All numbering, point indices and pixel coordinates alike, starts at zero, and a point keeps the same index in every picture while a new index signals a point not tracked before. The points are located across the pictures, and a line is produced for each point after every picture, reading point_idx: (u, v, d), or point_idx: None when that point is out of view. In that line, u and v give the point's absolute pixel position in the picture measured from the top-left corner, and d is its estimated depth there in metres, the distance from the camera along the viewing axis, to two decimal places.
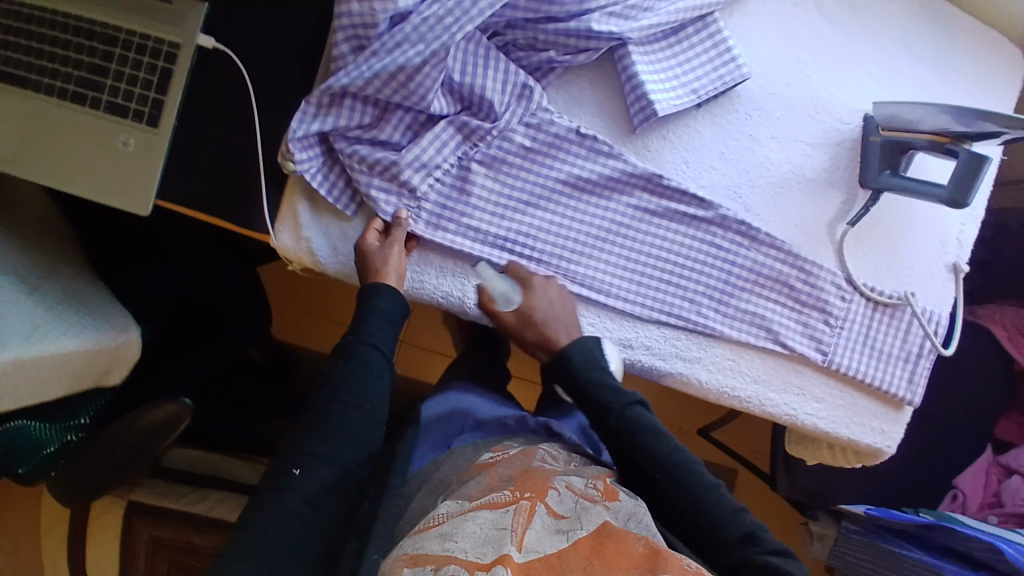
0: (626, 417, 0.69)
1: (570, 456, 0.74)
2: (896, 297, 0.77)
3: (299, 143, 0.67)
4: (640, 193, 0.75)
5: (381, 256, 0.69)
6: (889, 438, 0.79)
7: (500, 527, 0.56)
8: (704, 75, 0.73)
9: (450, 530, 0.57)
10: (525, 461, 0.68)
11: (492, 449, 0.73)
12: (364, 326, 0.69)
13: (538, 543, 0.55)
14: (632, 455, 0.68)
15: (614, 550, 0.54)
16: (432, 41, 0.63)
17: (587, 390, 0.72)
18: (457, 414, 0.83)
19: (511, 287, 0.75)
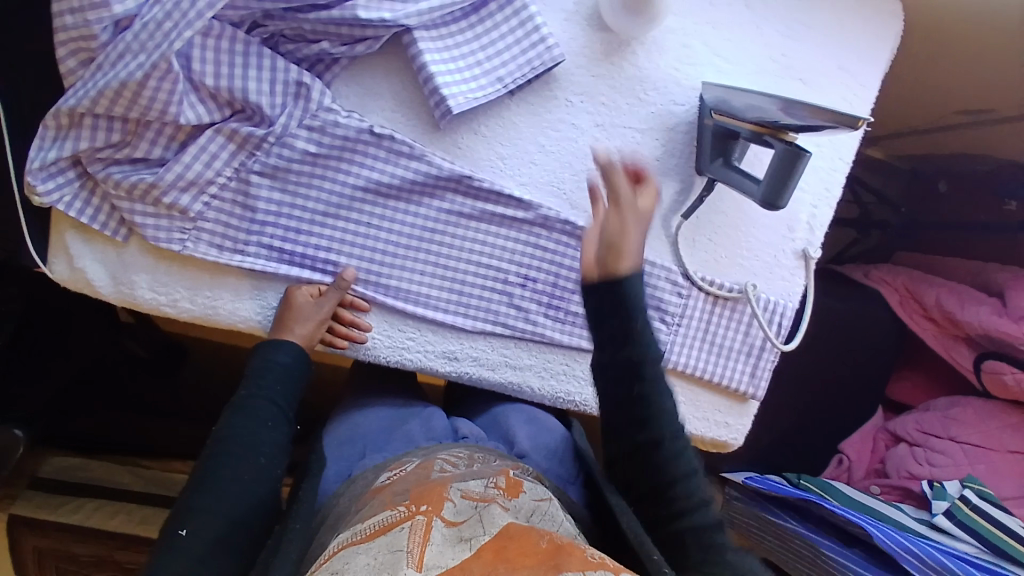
0: (641, 370, 0.53)
1: (471, 455, 0.74)
2: (737, 289, 0.73)
3: (42, 173, 0.60)
4: (452, 195, 0.68)
5: (310, 316, 0.66)
6: (735, 431, 0.77)
7: (392, 549, 0.51)
8: (510, 59, 0.64)
9: (340, 566, 0.51)
10: (423, 475, 0.64)
11: (389, 469, 0.69)
12: (253, 382, 0.65)
13: (440, 557, 0.49)
14: (633, 440, 0.53)
15: (516, 549, 0.50)
16: (152, 51, 0.55)
17: (608, 311, 0.53)
18: (348, 439, 0.82)
19: (396, 319, 0.70)
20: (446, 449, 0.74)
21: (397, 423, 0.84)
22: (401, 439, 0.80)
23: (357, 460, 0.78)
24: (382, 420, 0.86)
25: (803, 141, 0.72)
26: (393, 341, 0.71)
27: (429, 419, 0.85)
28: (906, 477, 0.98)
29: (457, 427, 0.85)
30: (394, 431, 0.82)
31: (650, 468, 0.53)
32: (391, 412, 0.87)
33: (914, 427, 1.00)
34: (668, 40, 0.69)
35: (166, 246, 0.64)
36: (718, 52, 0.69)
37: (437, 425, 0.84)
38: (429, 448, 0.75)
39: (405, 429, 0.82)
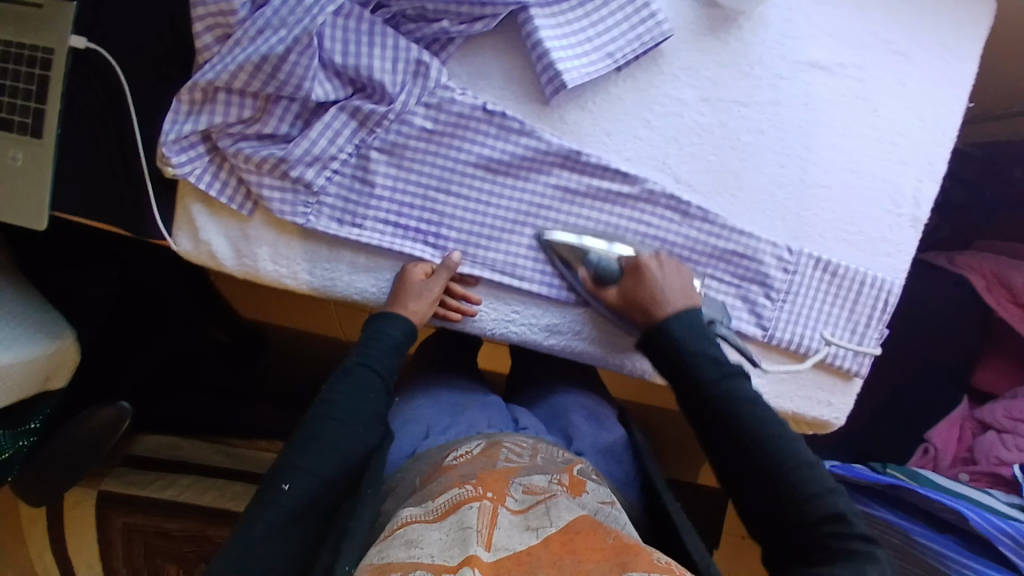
0: (716, 394, 0.60)
1: (536, 444, 0.75)
2: (847, 268, 0.72)
3: (176, 145, 0.63)
4: (560, 170, 0.69)
5: (422, 294, 0.68)
6: (838, 410, 0.76)
7: (463, 527, 0.56)
8: (619, 35, 0.66)
9: (416, 537, 0.57)
10: (488, 462, 0.68)
11: (456, 450, 0.72)
12: (360, 347, 0.70)
13: (508, 542, 0.55)
14: (746, 453, 0.58)
15: (583, 543, 0.54)
16: (293, 26, 0.58)
17: (683, 357, 0.63)
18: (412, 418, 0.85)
19: (501, 295, 0.72)
20: (512, 436, 0.76)
21: (461, 408, 0.86)
22: (464, 425, 0.82)
23: (422, 440, 0.80)
24: (446, 404, 0.87)
25: (908, 113, 0.72)
26: (498, 318, 0.72)
27: (489, 407, 0.87)
28: (995, 463, 0.95)
29: (516, 417, 0.87)
30: (457, 417, 0.83)
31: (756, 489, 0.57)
32: (450, 397, 0.89)
33: (1003, 414, 0.97)
34: (776, 16, 0.69)
35: (291, 219, 0.67)
36: (823, 26, 0.70)
37: (498, 415, 0.85)
38: (493, 433, 0.77)
39: (467, 415, 0.84)
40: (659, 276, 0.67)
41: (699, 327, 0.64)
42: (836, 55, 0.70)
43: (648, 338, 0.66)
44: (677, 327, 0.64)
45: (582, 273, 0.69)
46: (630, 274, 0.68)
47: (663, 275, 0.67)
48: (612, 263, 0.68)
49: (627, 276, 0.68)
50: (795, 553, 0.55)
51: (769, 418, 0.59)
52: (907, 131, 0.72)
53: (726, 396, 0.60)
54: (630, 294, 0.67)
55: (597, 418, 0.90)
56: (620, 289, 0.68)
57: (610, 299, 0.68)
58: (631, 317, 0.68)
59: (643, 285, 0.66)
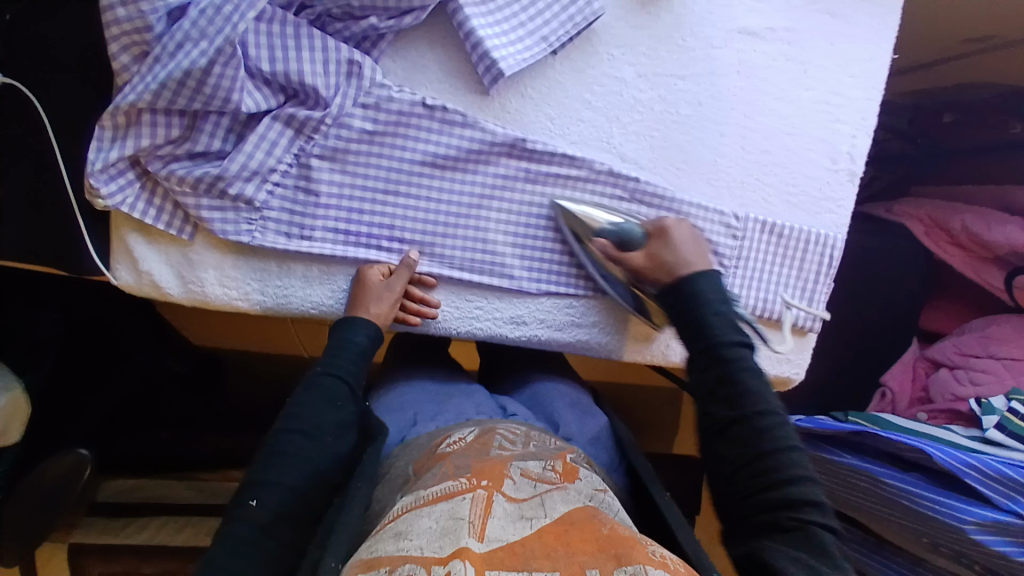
0: (727, 355, 0.56)
1: (529, 433, 0.74)
2: (793, 228, 0.74)
3: (103, 174, 0.59)
4: (506, 160, 0.69)
5: (384, 294, 0.66)
6: (797, 366, 0.78)
7: (455, 517, 0.56)
8: (552, 17, 0.65)
9: (404, 528, 0.56)
10: (482, 449, 0.68)
11: (446, 436, 0.71)
12: (325, 357, 0.67)
13: (501, 533, 0.55)
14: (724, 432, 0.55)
15: (575, 535, 0.54)
16: (214, 36, 0.55)
17: (696, 316, 0.58)
18: (397, 408, 0.85)
19: (464, 292, 0.71)
20: (505, 423, 0.76)
21: (445, 398, 0.86)
22: (451, 413, 0.82)
23: (410, 427, 0.80)
24: (428, 394, 0.88)
25: (835, 71, 0.74)
26: (469, 310, 0.71)
27: (476, 396, 0.87)
28: (953, 400, 0.98)
29: (503, 404, 0.87)
30: (443, 404, 0.84)
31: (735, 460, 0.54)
32: (436, 388, 0.90)
33: (954, 351, 1.02)
34: None
35: (235, 239, 0.64)
36: None
37: (485, 402, 0.85)
38: (483, 421, 0.77)
39: (454, 403, 0.84)
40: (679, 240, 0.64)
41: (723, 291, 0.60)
42: (765, 21, 0.71)
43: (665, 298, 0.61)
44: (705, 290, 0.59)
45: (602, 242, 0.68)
46: (654, 238, 0.65)
47: (681, 240, 0.64)
48: (635, 227, 0.67)
49: (651, 240, 0.66)
50: (756, 531, 0.52)
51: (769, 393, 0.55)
52: (838, 89, 0.74)
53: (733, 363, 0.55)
54: (655, 256, 0.64)
55: (581, 406, 0.90)
56: (646, 253, 0.65)
57: (634, 261, 0.66)
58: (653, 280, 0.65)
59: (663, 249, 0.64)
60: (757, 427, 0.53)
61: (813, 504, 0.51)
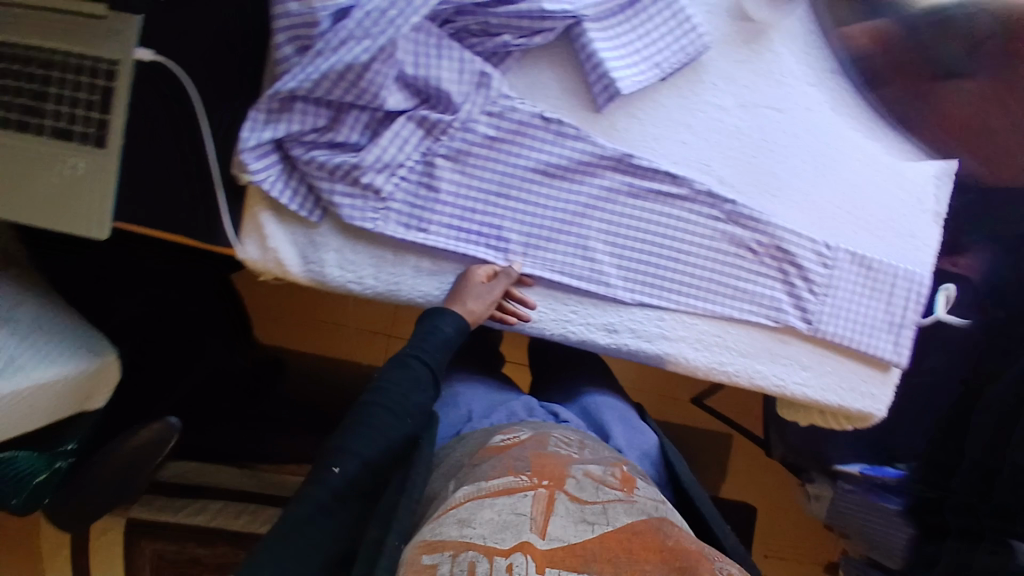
0: None
1: (582, 441, 0.76)
2: (881, 264, 0.77)
3: (254, 152, 0.65)
4: (612, 174, 0.73)
5: (483, 297, 0.70)
6: (880, 402, 0.80)
7: (516, 513, 0.58)
8: (665, 47, 0.70)
9: (467, 515, 0.58)
10: (539, 445, 0.70)
11: (502, 433, 0.75)
12: (413, 339, 0.72)
13: (564, 533, 0.56)
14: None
15: (638, 543, 0.55)
16: (378, 36, 0.60)
17: None
18: (452, 407, 0.89)
19: (549, 296, 0.75)
20: (558, 430, 0.77)
21: (500, 400, 0.90)
22: (503, 413, 0.86)
23: (465, 422, 0.85)
24: (485, 395, 0.92)
25: (923, 117, 0.77)
26: (546, 315, 0.75)
27: (528, 399, 0.90)
28: None
29: (555, 411, 0.89)
30: (498, 405, 0.88)
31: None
32: (490, 389, 0.94)
33: None
34: (805, 30, 0.74)
35: (361, 225, 0.69)
36: (847, 39, 0.76)
37: (537, 408, 0.88)
38: (537, 424, 0.79)
39: (508, 405, 0.88)
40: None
41: None
42: (858, 65, 0.76)
43: None
44: None
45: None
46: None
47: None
48: None
49: None
50: None
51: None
52: (924, 133, 0.78)
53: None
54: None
55: (630, 422, 0.94)
56: None
57: None
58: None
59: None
60: None
61: None
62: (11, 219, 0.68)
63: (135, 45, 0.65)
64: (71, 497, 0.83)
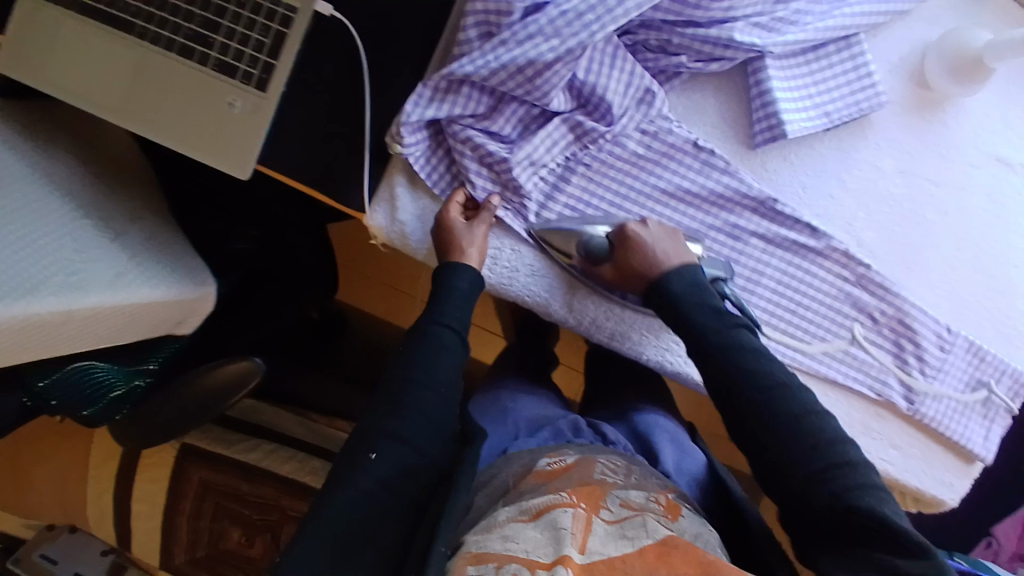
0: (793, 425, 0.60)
1: (629, 465, 0.72)
2: (994, 357, 0.75)
3: (411, 127, 0.65)
4: (749, 214, 0.71)
5: (466, 232, 0.67)
6: (956, 492, 0.77)
7: (557, 527, 0.57)
8: (840, 97, 0.69)
9: (511, 532, 0.57)
10: (585, 472, 0.67)
11: (548, 456, 0.72)
12: (440, 307, 0.70)
13: (603, 547, 0.55)
14: (747, 414, 0.63)
15: (679, 558, 0.54)
16: (568, 38, 0.60)
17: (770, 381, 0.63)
18: (497, 418, 0.86)
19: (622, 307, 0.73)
20: (604, 453, 0.74)
21: (546, 417, 0.86)
22: (549, 432, 0.82)
23: (512, 440, 0.80)
24: (533, 409, 0.88)
25: None
26: (634, 330, 0.74)
27: (575, 417, 0.85)
28: None
29: (600, 430, 0.84)
30: (545, 422, 0.85)
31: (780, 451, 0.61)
32: (542, 402, 0.91)
33: None
34: (975, 108, 0.73)
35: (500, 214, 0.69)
36: (1017, 127, 0.74)
37: (583, 426, 0.84)
38: (584, 447, 0.76)
39: (554, 422, 0.84)
40: (648, 240, 0.67)
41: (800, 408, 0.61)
42: (1021, 154, 0.74)
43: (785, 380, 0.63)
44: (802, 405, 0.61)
45: (576, 260, 0.69)
46: (619, 246, 0.68)
47: (653, 239, 0.67)
48: None
49: None
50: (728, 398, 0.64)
51: (777, 366, 0.64)
52: None
53: (735, 337, 0.65)
54: (624, 266, 0.68)
55: (679, 444, 0.86)
56: None
57: None
58: (630, 284, 0.71)
59: (636, 253, 0.67)
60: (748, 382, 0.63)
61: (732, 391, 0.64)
62: (159, 141, 0.69)
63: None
64: (148, 414, 0.86)
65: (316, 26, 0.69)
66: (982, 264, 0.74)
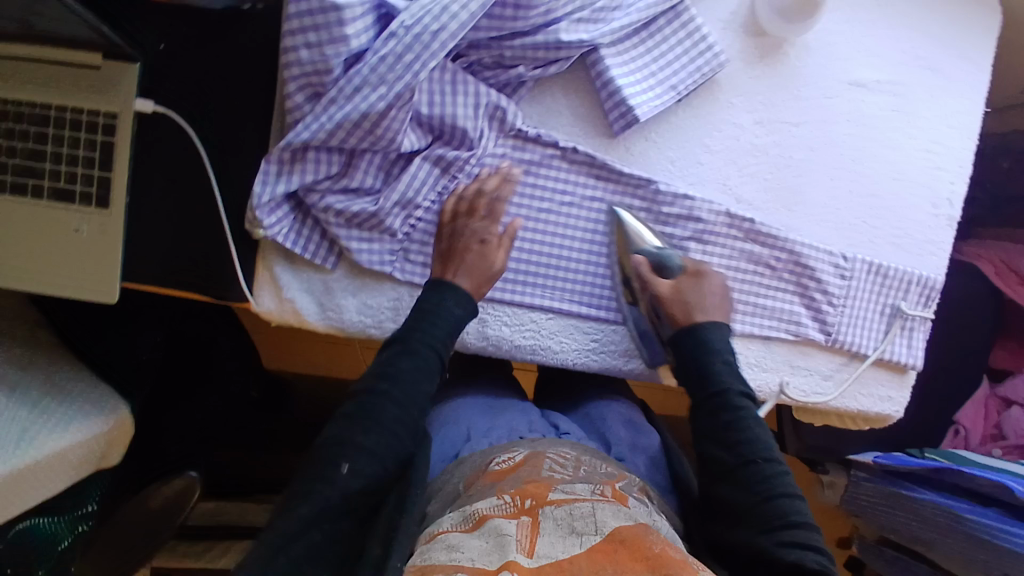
0: (755, 469, 0.58)
1: (580, 457, 0.68)
2: (896, 269, 0.77)
3: (266, 207, 0.62)
4: (630, 198, 0.72)
5: (483, 250, 0.66)
6: (898, 403, 0.79)
7: (502, 533, 0.54)
8: (681, 68, 0.70)
9: (456, 541, 0.55)
10: (533, 470, 0.63)
11: (501, 453, 0.68)
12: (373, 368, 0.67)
13: (550, 549, 0.52)
14: (721, 457, 0.60)
15: (626, 554, 0.51)
16: (395, 83, 0.58)
17: (737, 412, 0.60)
18: (450, 421, 0.80)
19: (535, 314, 0.72)
20: (555, 445, 0.69)
21: (498, 410, 0.81)
22: (504, 428, 0.76)
23: (464, 442, 0.74)
24: (483, 403, 0.83)
25: (935, 123, 0.77)
26: (554, 341, 0.73)
27: (528, 411, 0.81)
28: (1022, 435, 1.05)
29: (556, 424, 0.79)
30: (496, 419, 0.78)
31: (750, 502, 0.57)
32: (489, 401, 0.84)
33: None
34: (817, 43, 0.74)
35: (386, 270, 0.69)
36: (861, 50, 0.75)
37: (538, 420, 0.79)
38: (535, 440, 0.71)
39: (507, 417, 0.79)
40: (704, 283, 0.69)
41: (767, 455, 0.59)
42: (873, 74, 0.76)
43: (755, 422, 0.60)
44: (768, 452, 0.59)
45: (644, 263, 0.70)
46: (687, 275, 0.70)
47: (711, 288, 0.69)
48: None
49: None
50: (703, 410, 0.62)
51: (769, 441, 0.60)
52: (939, 140, 0.78)
53: (744, 409, 0.61)
54: (679, 291, 0.69)
55: (634, 429, 0.80)
56: None
57: None
58: (669, 313, 0.68)
59: (696, 289, 0.69)
60: (722, 406, 0.61)
61: (714, 401, 0.61)
62: (14, 287, 0.65)
63: (136, 96, 0.63)
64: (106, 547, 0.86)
65: (142, 126, 0.66)
66: (860, 188, 0.76)
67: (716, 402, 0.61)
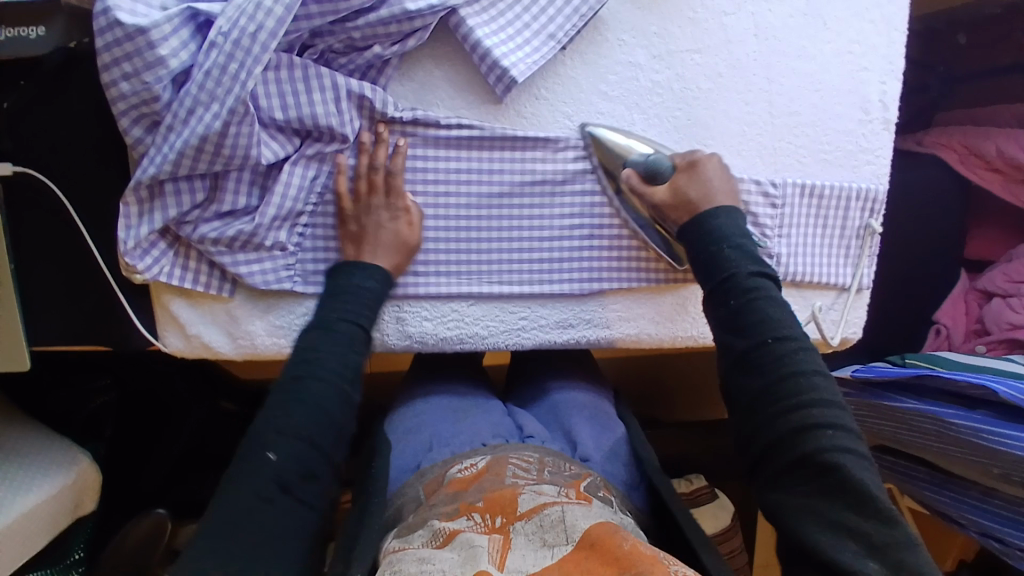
0: (774, 348, 0.52)
1: (544, 458, 0.65)
2: (831, 186, 0.72)
3: (136, 251, 0.60)
4: (535, 163, 0.67)
5: (376, 224, 0.63)
6: (856, 325, 0.75)
7: (472, 544, 0.51)
8: (555, 13, 0.64)
9: (427, 553, 0.51)
10: (496, 480, 0.60)
11: (461, 462, 0.65)
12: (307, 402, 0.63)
13: (521, 563, 0.49)
14: (741, 346, 0.53)
15: (596, 560, 0.48)
16: (225, 97, 0.54)
17: (751, 291, 0.55)
18: (412, 430, 0.76)
19: (462, 306, 0.69)
20: (517, 449, 0.66)
21: (461, 415, 0.78)
22: (465, 434, 0.73)
23: (426, 453, 0.71)
24: (445, 405, 0.80)
25: (852, 18, 0.70)
26: (481, 326, 0.70)
27: (490, 415, 0.78)
28: (1007, 328, 0.93)
29: (521, 424, 0.76)
30: (458, 425, 0.75)
31: (761, 384, 0.52)
32: (451, 403, 0.81)
33: (1004, 279, 0.95)
34: None
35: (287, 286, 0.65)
36: None
37: (503, 422, 0.76)
38: (500, 446, 0.68)
39: (470, 423, 0.75)
40: (709, 173, 0.63)
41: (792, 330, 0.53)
42: None
43: (774, 301, 0.55)
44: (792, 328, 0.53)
45: (633, 176, 0.64)
46: (682, 172, 0.64)
47: (709, 174, 0.63)
48: None
49: None
50: (722, 293, 0.56)
51: (790, 324, 0.53)
52: (860, 36, 0.70)
53: (756, 289, 0.55)
54: (679, 189, 0.63)
55: (602, 424, 0.78)
56: None
57: None
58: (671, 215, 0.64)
59: (714, 172, 0.64)
60: (746, 287, 0.55)
61: (737, 284, 0.55)
62: None
63: None
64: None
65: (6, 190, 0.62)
66: (779, 106, 0.70)
67: (740, 285, 0.55)
